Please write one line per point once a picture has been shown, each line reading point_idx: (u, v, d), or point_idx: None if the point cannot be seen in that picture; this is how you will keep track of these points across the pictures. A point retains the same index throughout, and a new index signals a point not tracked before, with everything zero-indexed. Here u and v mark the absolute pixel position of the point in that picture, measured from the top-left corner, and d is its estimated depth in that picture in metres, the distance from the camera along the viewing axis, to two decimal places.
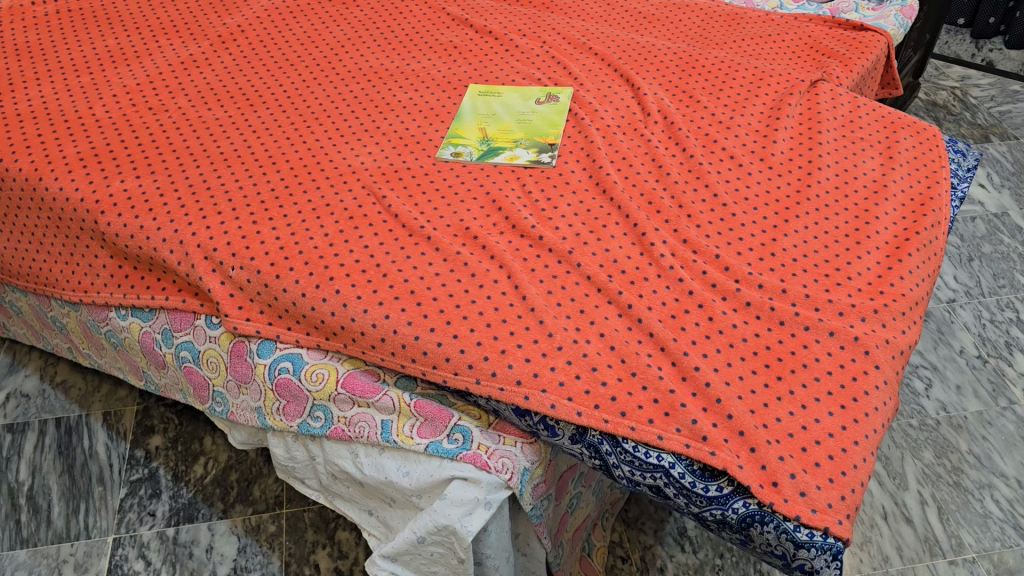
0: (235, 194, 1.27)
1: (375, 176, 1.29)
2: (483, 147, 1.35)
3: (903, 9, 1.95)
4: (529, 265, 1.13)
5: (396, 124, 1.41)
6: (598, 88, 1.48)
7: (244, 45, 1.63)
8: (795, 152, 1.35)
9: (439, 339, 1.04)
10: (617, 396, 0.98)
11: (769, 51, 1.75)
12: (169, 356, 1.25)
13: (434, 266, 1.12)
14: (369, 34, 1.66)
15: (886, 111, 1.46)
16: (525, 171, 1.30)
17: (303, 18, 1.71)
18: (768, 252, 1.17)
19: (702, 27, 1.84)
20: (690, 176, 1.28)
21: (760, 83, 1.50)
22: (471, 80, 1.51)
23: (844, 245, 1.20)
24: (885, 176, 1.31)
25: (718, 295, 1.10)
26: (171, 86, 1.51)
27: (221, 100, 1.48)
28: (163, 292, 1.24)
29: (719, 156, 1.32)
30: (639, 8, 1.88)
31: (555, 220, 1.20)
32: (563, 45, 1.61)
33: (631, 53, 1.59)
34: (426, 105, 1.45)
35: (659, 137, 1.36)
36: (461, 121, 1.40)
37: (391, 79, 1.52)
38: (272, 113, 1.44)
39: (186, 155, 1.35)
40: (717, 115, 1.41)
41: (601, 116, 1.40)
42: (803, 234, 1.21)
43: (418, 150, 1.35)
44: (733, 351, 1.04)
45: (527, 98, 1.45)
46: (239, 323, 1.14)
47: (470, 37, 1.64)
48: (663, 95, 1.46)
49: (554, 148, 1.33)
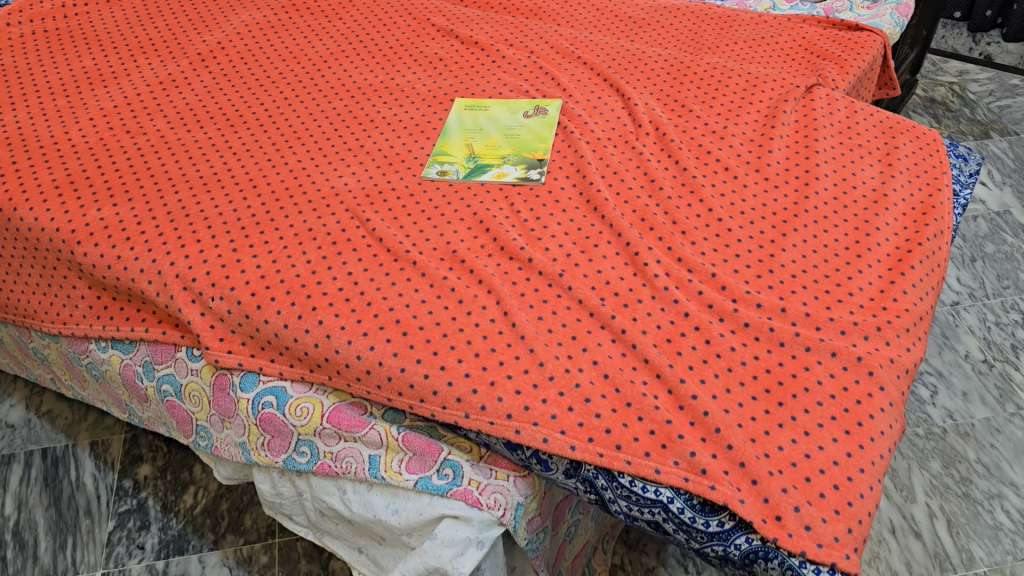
0: (214, 220, 1.23)
1: (359, 197, 1.25)
2: (470, 165, 1.31)
3: (899, 8, 1.91)
4: (519, 288, 1.09)
5: (380, 142, 1.37)
6: (587, 99, 1.44)
7: (224, 61, 1.58)
8: (792, 162, 1.30)
9: (426, 371, 1.00)
10: (612, 428, 0.94)
11: (763, 55, 1.71)
12: (151, 389, 1.22)
13: (420, 293, 1.08)
14: (353, 47, 1.62)
15: (885, 115, 1.42)
16: (513, 189, 1.25)
17: (285, 33, 1.67)
18: (766, 268, 1.13)
19: (693, 31, 1.80)
20: (684, 190, 1.24)
21: (753, 90, 1.46)
22: (458, 94, 1.47)
23: (845, 259, 1.16)
24: (885, 185, 1.27)
25: (715, 316, 1.06)
26: (148, 108, 1.47)
27: (200, 121, 1.44)
28: (143, 323, 1.20)
29: (712, 169, 1.28)
30: (629, 13, 1.85)
31: (545, 240, 1.16)
32: (551, 54, 1.57)
33: (621, 61, 1.55)
34: (411, 121, 1.41)
35: (651, 149, 1.32)
36: (447, 138, 1.36)
37: (374, 95, 1.48)
38: (253, 133, 1.40)
39: (164, 180, 1.31)
40: (710, 124, 1.37)
41: (591, 129, 1.36)
42: (802, 248, 1.17)
43: (404, 169, 1.31)
44: (732, 376, 1.00)
45: (515, 111, 1.41)
46: (221, 356, 1.11)
47: (456, 48, 1.60)
48: (654, 104, 1.42)
49: (543, 163, 1.29)
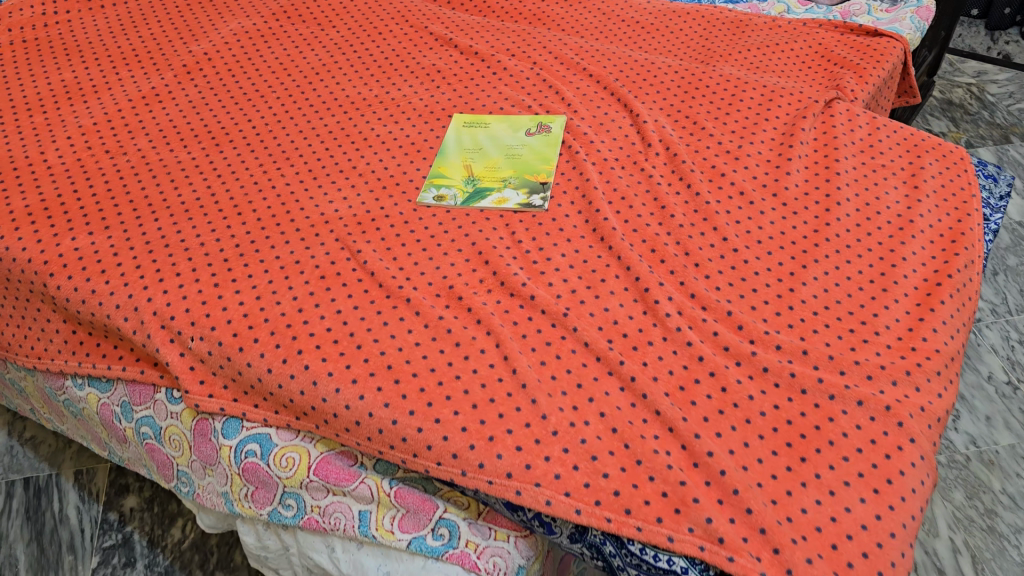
0: (196, 250, 1.15)
1: (350, 225, 1.17)
2: (469, 188, 1.23)
3: (920, 11, 1.82)
4: (520, 328, 1.01)
5: (373, 163, 1.29)
6: (593, 115, 1.36)
7: (211, 73, 1.50)
8: (811, 185, 1.22)
9: (419, 424, 0.93)
10: (621, 490, 0.86)
11: (778, 64, 1.63)
12: (129, 431, 1.15)
13: (414, 335, 1.01)
14: (346, 58, 1.54)
15: (908, 132, 1.34)
16: (514, 215, 1.18)
17: (275, 42, 1.59)
18: (786, 305, 1.05)
19: (704, 38, 1.72)
20: (696, 217, 1.16)
21: (769, 105, 1.37)
22: (456, 109, 1.39)
23: (870, 293, 1.08)
24: (911, 210, 1.19)
25: (731, 360, 0.99)
26: (130, 125, 1.39)
27: (184, 139, 1.36)
28: (120, 361, 1.13)
29: (726, 193, 1.20)
30: (637, 19, 1.76)
31: (548, 274, 1.08)
32: (555, 65, 1.49)
33: (629, 73, 1.47)
34: (406, 139, 1.33)
35: (661, 171, 1.24)
36: (444, 158, 1.28)
37: (368, 110, 1.40)
38: (238, 153, 1.32)
39: (143, 205, 1.23)
40: (724, 143, 1.29)
41: (598, 148, 1.28)
42: (823, 282, 1.09)
43: (398, 193, 1.23)
44: (750, 428, 0.93)
45: (516, 128, 1.33)
46: (201, 402, 1.04)
47: (455, 58, 1.52)
48: (664, 121, 1.33)
49: (547, 187, 1.21)
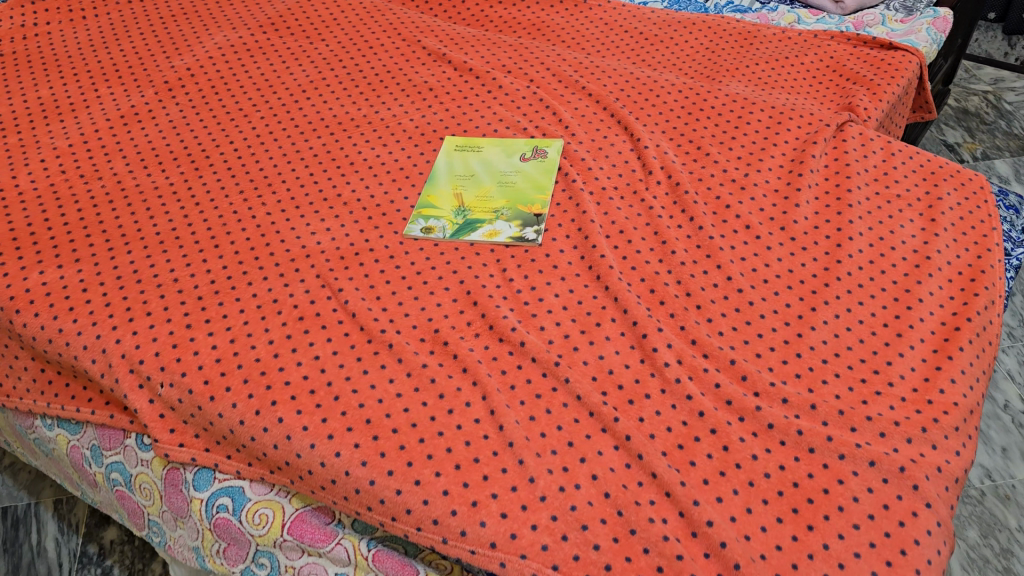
0: (169, 287, 1.09)
1: (332, 260, 1.11)
2: (459, 220, 1.16)
3: (936, 23, 1.74)
4: (508, 379, 0.95)
5: (359, 190, 1.23)
6: (592, 139, 1.29)
7: (193, 91, 1.44)
8: (821, 218, 1.16)
9: (398, 485, 0.86)
10: (612, 563, 0.80)
11: (788, 80, 1.56)
12: (99, 476, 1.09)
13: (395, 385, 0.95)
14: (335, 74, 1.48)
15: (924, 157, 1.27)
16: (506, 250, 1.11)
17: (262, 56, 1.52)
18: (793, 352, 0.99)
19: (710, 51, 1.65)
20: (698, 253, 1.10)
21: (777, 128, 1.30)
22: (448, 131, 1.33)
23: (883, 339, 1.01)
24: (928, 245, 1.12)
25: (734, 416, 0.92)
26: (106, 147, 1.33)
27: (163, 163, 1.30)
28: (89, 404, 1.07)
29: (731, 226, 1.13)
30: (640, 31, 1.70)
31: (540, 317, 1.01)
32: (554, 83, 1.43)
33: (630, 92, 1.40)
34: (395, 164, 1.27)
35: (662, 201, 1.17)
36: (434, 186, 1.22)
37: (356, 131, 1.34)
38: (219, 179, 1.26)
39: (116, 236, 1.17)
40: (730, 171, 1.22)
41: (596, 176, 1.21)
42: (833, 326, 1.02)
43: (384, 224, 1.16)
44: (753, 492, 0.86)
45: (510, 153, 1.27)
46: (172, 450, 0.98)
47: (449, 75, 1.46)
48: (667, 146, 1.27)
49: (541, 219, 1.15)
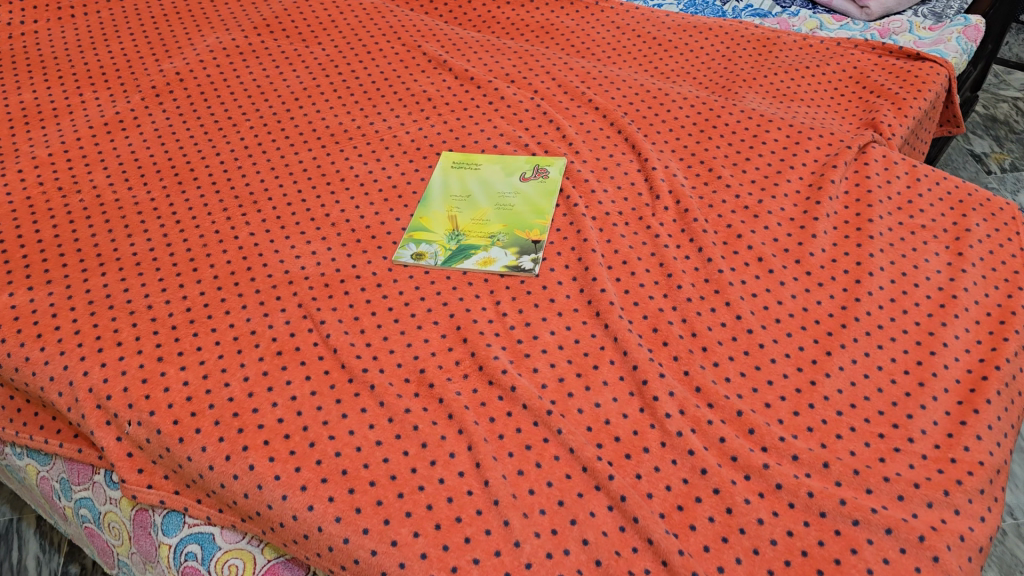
0: (142, 315, 1.03)
1: (316, 287, 1.05)
2: (452, 245, 1.09)
3: (967, 31, 1.65)
4: (496, 428, 0.88)
5: (348, 210, 1.16)
6: (597, 157, 1.22)
7: (181, 97, 1.38)
8: (839, 250, 1.08)
9: (373, 545, 0.80)
10: None
11: (808, 92, 1.47)
12: (69, 510, 1.03)
13: (375, 432, 0.88)
14: (331, 81, 1.41)
15: (952, 183, 1.19)
16: (500, 280, 1.04)
17: (254, 60, 1.45)
18: (805, 403, 0.91)
19: (726, 59, 1.57)
20: (706, 288, 1.02)
21: (795, 148, 1.22)
22: (446, 146, 1.26)
23: (903, 388, 0.94)
24: (954, 282, 1.05)
25: (739, 473, 0.85)
26: (87, 157, 1.27)
27: (144, 176, 1.24)
28: (57, 436, 1.02)
29: (742, 258, 1.06)
30: (652, 37, 1.62)
31: (533, 358, 0.95)
32: (559, 95, 1.35)
33: (639, 105, 1.33)
34: (387, 182, 1.20)
35: (669, 228, 1.10)
36: (427, 207, 1.15)
37: (348, 144, 1.27)
38: (202, 195, 1.20)
39: (91, 256, 1.11)
40: (742, 195, 1.15)
41: (599, 200, 1.14)
42: (849, 373, 0.95)
43: (373, 249, 1.10)
44: (758, 561, 0.78)
45: (510, 172, 1.20)
46: (139, 492, 0.92)
47: (449, 84, 1.39)
48: (676, 168, 1.19)
49: (539, 247, 1.08)
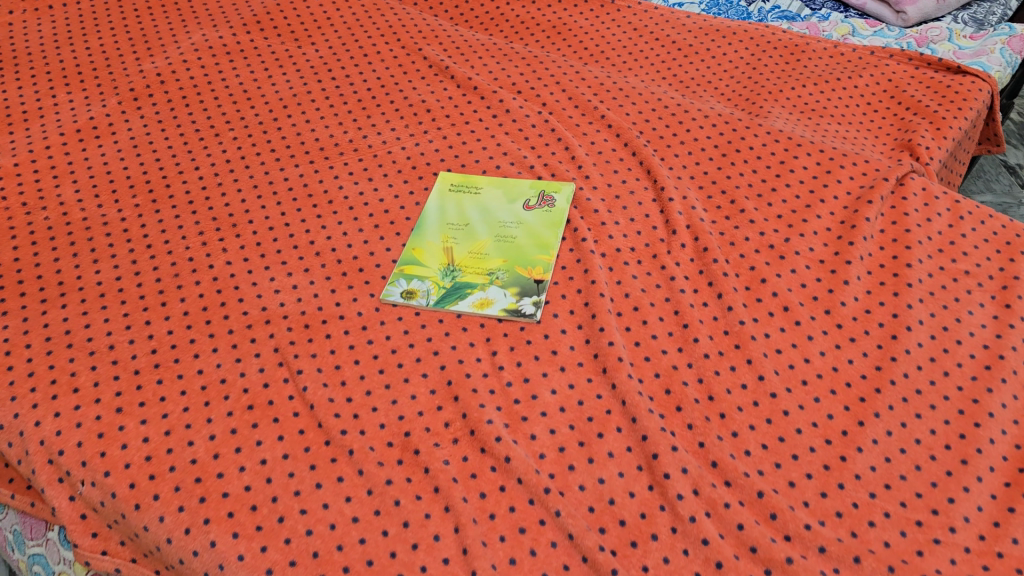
0: (103, 355, 0.93)
1: (295, 329, 0.95)
2: (446, 283, 0.99)
3: (1011, 41, 1.52)
4: (487, 505, 0.79)
5: (335, 238, 1.06)
6: (608, 183, 1.12)
7: (161, 101, 1.28)
8: (874, 299, 0.98)
9: None
10: None
11: (839, 108, 1.36)
12: (21, 565, 0.93)
13: (351, 506, 0.79)
14: (323, 86, 1.30)
15: (999, 220, 1.08)
16: (497, 326, 0.95)
17: (241, 61, 1.35)
18: (834, 483, 0.81)
19: (751, 68, 1.45)
20: (725, 342, 0.92)
21: (826, 178, 1.11)
22: (444, 165, 1.16)
23: (945, 466, 0.83)
24: (1002, 339, 0.94)
25: (759, 567, 0.74)
26: (56, 168, 1.17)
27: (116, 192, 1.14)
28: (9, 487, 0.92)
29: (766, 307, 0.96)
30: (672, 42, 1.51)
31: (531, 422, 0.85)
32: (569, 109, 1.25)
33: (656, 122, 1.22)
34: (379, 206, 1.10)
35: (685, 269, 1.00)
36: (421, 236, 1.05)
37: (338, 160, 1.17)
38: (177, 215, 1.10)
39: (52, 284, 1.02)
40: (768, 232, 1.04)
41: (609, 234, 1.04)
42: (883, 447, 0.85)
43: (359, 284, 1.00)
44: None
45: (513, 198, 1.09)
46: (92, 560, 0.82)
47: (450, 93, 1.28)
48: (695, 198, 1.09)
49: (541, 288, 0.98)
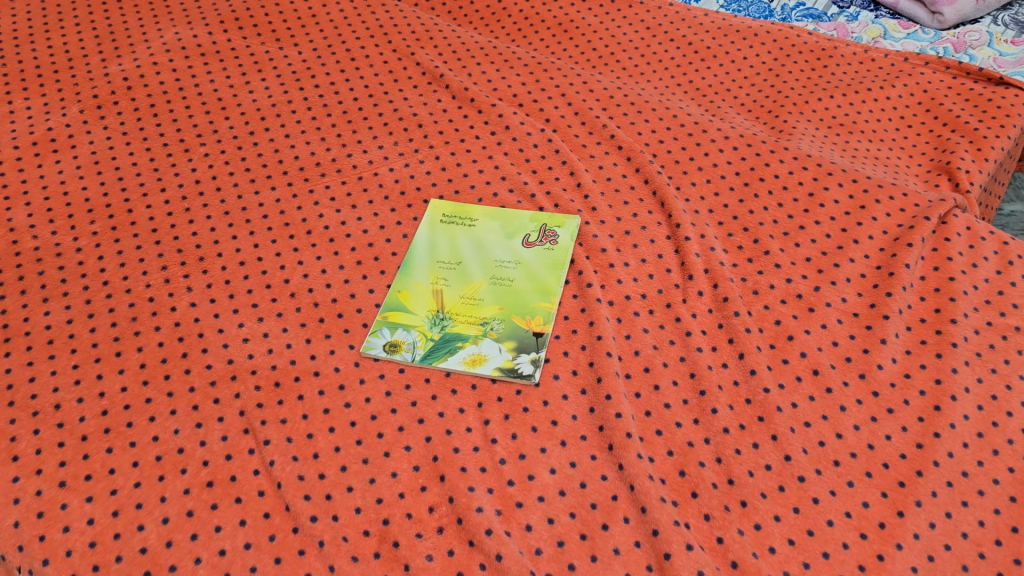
0: (48, 416, 0.82)
1: (264, 388, 0.85)
2: (435, 334, 0.89)
3: None
4: None
5: (312, 275, 0.95)
6: (618, 216, 1.01)
7: (127, 110, 1.16)
8: (913, 361, 0.87)
9: None
10: None
11: (870, 123, 1.24)
12: None
13: None
14: (306, 94, 1.19)
15: None
16: (491, 388, 0.84)
17: (216, 64, 1.23)
18: None
19: (774, 75, 1.33)
20: (748, 414, 0.82)
21: (860, 214, 1.00)
22: (436, 190, 1.05)
23: (996, 567, 0.72)
24: None
25: None
26: (8, 187, 1.06)
27: (72, 216, 1.02)
28: None
29: (793, 370, 0.85)
30: (688, 43, 1.39)
31: (527, 509, 0.75)
32: (576, 126, 1.13)
33: (671, 143, 1.11)
34: (362, 239, 0.99)
35: (703, 322, 0.89)
36: (409, 276, 0.94)
37: (318, 183, 1.06)
38: (138, 245, 0.99)
39: None
40: (795, 278, 0.93)
41: (617, 278, 0.94)
42: (926, 543, 0.74)
43: (337, 332, 0.90)
44: None
45: (511, 232, 0.98)
46: None
47: (444, 105, 1.17)
48: (714, 236, 0.98)
49: (541, 343, 0.87)
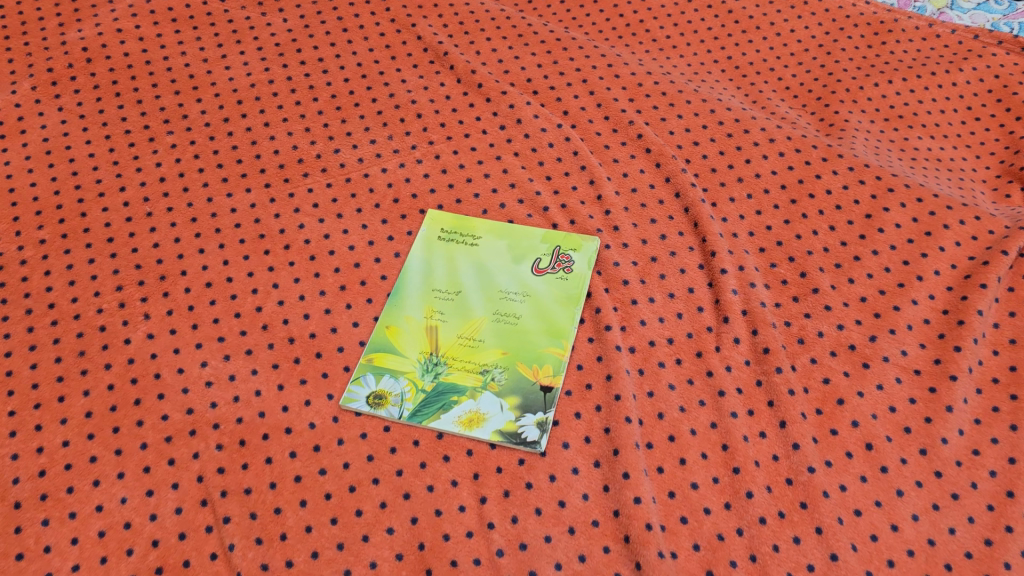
0: None
1: (227, 447, 0.73)
2: (427, 383, 0.77)
3: None
4: None
5: (289, 303, 0.83)
6: (643, 238, 0.88)
7: (86, 87, 1.02)
8: (983, 434, 0.73)
9: None
10: None
11: (932, 116, 1.08)
12: None
13: None
14: (290, 72, 1.04)
15: None
16: (490, 456, 0.72)
17: (189, 32, 1.09)
18: None
19: (825, 52, 1.17)
20: (789, 498, 0.69)
21: (924, 243, 0.86)
22: (434, 199, 0.91)
23: None
24: None
25: None
26: None
27: (18, 220, 0.89)
28: None
29: (843, 444, 0.73)
30: (728, 13, 1.22)
31: None
32: (598, 120, 1.00)
33: (706, 144, 0.97)
34: (349, 257, 0.87)
35: (738, 377, 0.77)
36: (401, 308, 0.82)
37: (301, 184, 0.93)
38: (92, 258, 0.86)
39: None
40: (847, 323, 0.81)
41: (640, 318, 0.81)
42: None
43: (314, 377, 0.78)
44: None
45: (520, 256, 0.85)
46: None
47: (447, 90, 1.02)
48: (754, 266, 0.85)
49: (550, 401, 0.75)
